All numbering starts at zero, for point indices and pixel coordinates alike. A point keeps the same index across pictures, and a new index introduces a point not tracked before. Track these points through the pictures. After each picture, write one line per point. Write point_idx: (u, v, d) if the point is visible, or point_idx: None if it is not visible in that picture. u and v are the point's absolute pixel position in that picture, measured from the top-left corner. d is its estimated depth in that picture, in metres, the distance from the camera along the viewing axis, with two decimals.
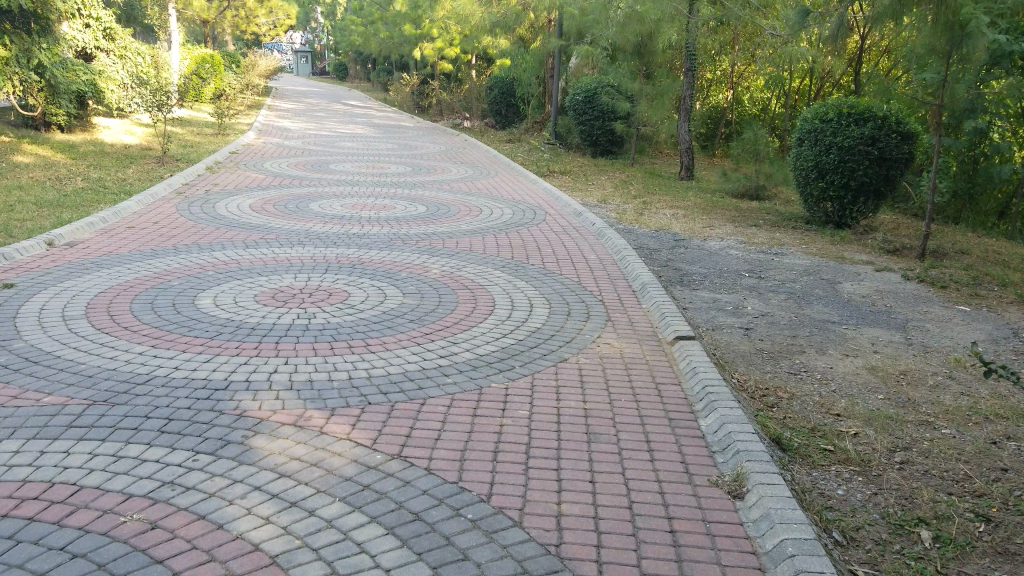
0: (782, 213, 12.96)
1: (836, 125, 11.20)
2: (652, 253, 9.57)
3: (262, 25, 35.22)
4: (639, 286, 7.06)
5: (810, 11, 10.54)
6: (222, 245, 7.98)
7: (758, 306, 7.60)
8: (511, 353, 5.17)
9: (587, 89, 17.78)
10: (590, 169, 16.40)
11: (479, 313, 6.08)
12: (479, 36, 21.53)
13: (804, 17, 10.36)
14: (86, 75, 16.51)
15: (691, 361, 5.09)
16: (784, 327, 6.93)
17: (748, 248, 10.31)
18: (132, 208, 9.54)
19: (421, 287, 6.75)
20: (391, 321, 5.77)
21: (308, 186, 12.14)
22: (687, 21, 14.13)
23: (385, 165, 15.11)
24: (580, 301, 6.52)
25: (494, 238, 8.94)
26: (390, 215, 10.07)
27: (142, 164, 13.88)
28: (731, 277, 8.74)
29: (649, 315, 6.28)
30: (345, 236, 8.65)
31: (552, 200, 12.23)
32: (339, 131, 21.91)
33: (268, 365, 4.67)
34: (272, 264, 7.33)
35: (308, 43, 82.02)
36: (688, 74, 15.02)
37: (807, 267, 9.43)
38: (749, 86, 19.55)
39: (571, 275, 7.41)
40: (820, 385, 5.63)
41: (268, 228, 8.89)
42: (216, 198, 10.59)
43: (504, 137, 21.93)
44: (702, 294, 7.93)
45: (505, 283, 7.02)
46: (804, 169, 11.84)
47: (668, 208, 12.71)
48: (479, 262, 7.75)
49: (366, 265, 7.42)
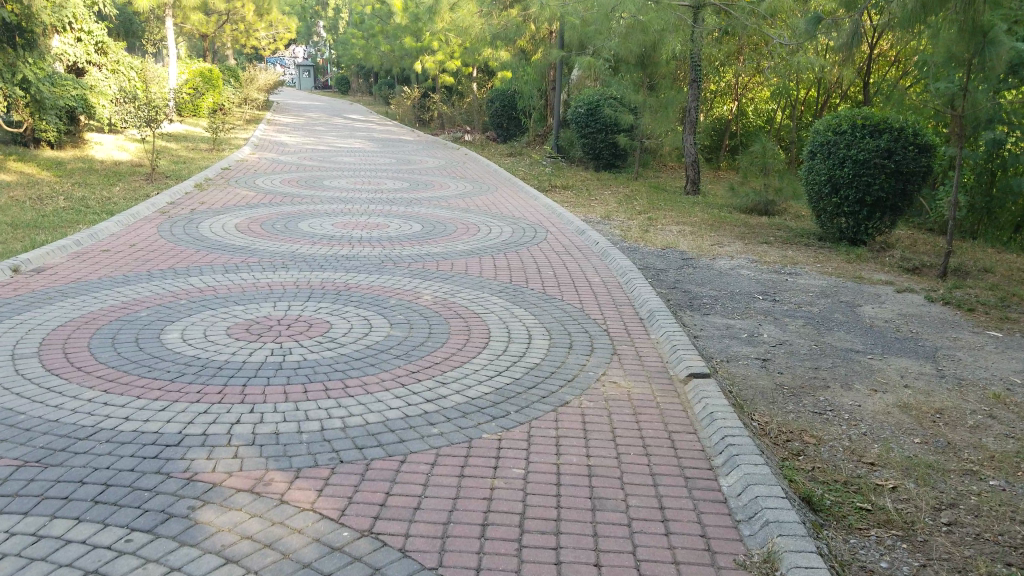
0: (793, 229, 12.45)
1: (851, 137, 10.69)
2: (659, 274, 9.06)
3: (262, 38, 34.87)
4: (647, 313, 6.54)
5: (823, 19, 10.10)
6: (198, 269, 7.52)
7: (775, 333, 7.08)
8: (506, 396, 4.63)
9: (590, 101, 17.23)
10: (594, 184, 15.92)
11: (470, 347, 5.55)
12: (481, 49, 21.16)
13: (816, 26, 9.93)
14: (75, 89, 16.32)
15: (708, 406, 4.54)
16: (804, 358, 6.41)
17: (760, 267, 9.80)
18: (110, 229, 9.04)
19: (409, 316, 6.24)
20: (375, 358, 5.25)
21: (300, 203, 11.65)
22: (693, 30, 13.65)
23: (383, 181, 14.63)
24: (583, 332, 5.99)
25: (492, 259, 8.44)
26: (385, 233, 9.60)
27: (129, 181, 13.46)
28: (744, 300, 8.22)
29: (659, 347, 5.74)
30: (332, 258, 8.16)
31: (554, 217, 11.73)
32: (337, 146, 21.52)
33: (231, 415, 4.31)
34: (250, 290, 6.84)
35: (312, 58, 82.10)
36: (693, 86, 14.54)
37: (823, 288, 8.90)
38: (754, 97, 19.10)
39: (573, 301, 6.89)
40: (849, 427, 5.09)
41: (251, 250, 8.40)
42: (199, 218, 10.11)
43: (507, 151, 21.50)
44: (714, 319, 7.41)
45: (502, 311, 6.50)
46: (817, 183, 11.32)
47: (675, 225, 12.22)
48: (476, 286, 7.23)
49: (352, 291, 6.92)
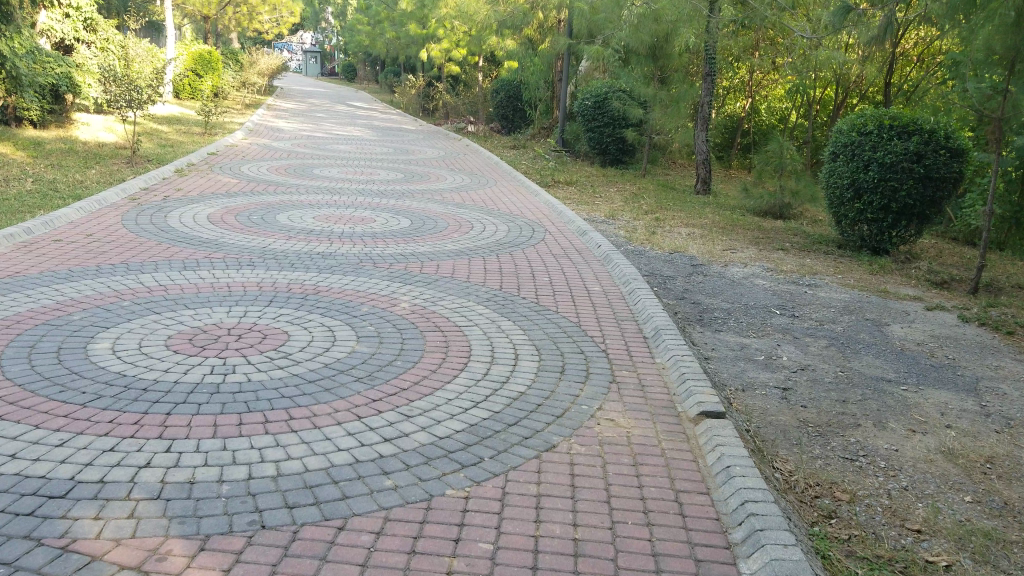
0: (810, 235, 11.64)
1: (877, 137, 9.88)
2: (665, 282, 8.28)
3: (264, 22, 33.90)
4: (651, 332, 5.76)
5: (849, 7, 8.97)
6: (155, 264, 6.72)
7: (794, 356, 6.32)
8: (479, 437, 3.86)
9: (597, 93, 16.43)
10: (599, 180, 15.16)
11: (444, 369, 4.75)
12: (486, 36, 20.33)
13: (842, 16, 8.88)
14: (59, 66, 15.33)
15: (723, 458, 3.74)
16: (830, 390, 5.64)
17: (776, 277, 9.00)
18: (69, 216, 8.21)
19: (380, 328, 5.44)
20: (332, 380, 4.46)
21: (281, 193, 10.87)
22: (708, 21, 12.78)
23: (374, 171, 13.85)
24: (575, 353, 5.19)
25: (482, 262, 7.66)
26: (368, 229, 8.82)
27: (109, 164, 12.69)
28: (760, 314, 7.45)
29: (664, 375, 4.96)
30: (307, 255, 7.40)
31: (553, 215, 10.94)
32: (334, 133, 20.73)
33: (140, 455, 3.45)
34: (207, 292, 6.03)
35: (318, 44, 81.22)
36: (707, 80, 13.77)
37: (847, 303, 8.11)
38: (768, 94, 18.23)
39: (568, 314, 6.10)
40: (886, 479, 4.34)
41: (218, 244, 7.61)
42: (172, 207, 9.31)
43: (510, 143, 20.71)
44: (726, 337, 6.63)
45: (487, 324, 5.71)
46: (838, 187, 10.51)
47: (684, 226, 11.44)
48: (461, 293, 6.46)
49: (322, 295, 6.16)
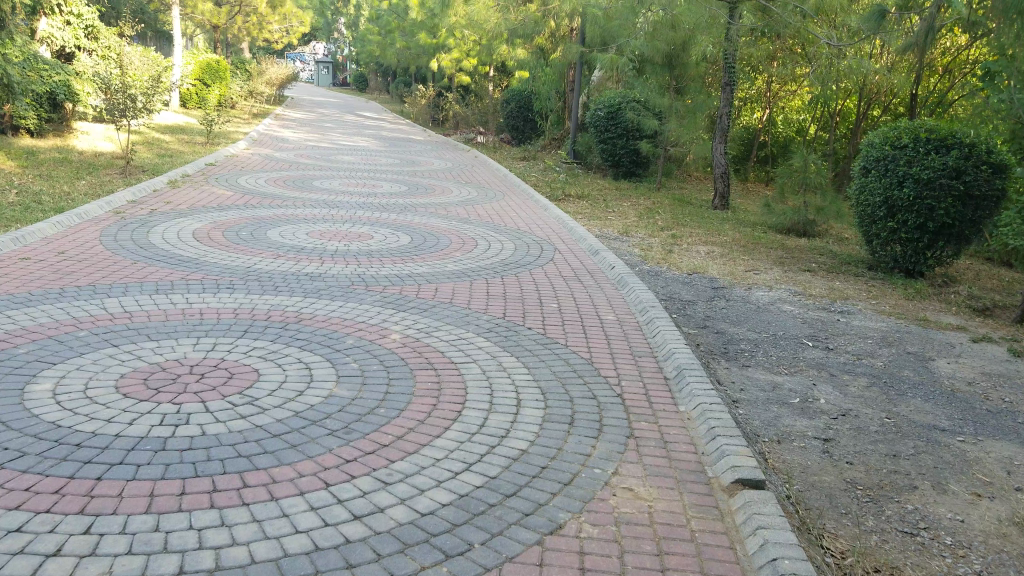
0: (838, 254, 10.93)
1: (912, 153, 9.19)
2: (685, 307, 7.60)
3: (273, 31, 33.39)
4: (672, 372, 5.08)
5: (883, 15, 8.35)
6: (126, 286, 6.11)
7: (833, 399, 5.63)
8: (469, 514, 3.18)
9: (609, 103, 15.75)
10: (611, 194, 14.50)
11: (432, 421, 4.05)
12: (497, 45, 19.77)
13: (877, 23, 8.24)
14: (56, 74, 14.83)
15: (767, 547, 3.06)
16: (877, 443, 4.94)
17: (805, 302, 8.29)
18: (44, 231, 7.62)
19: (365, 365, 4.77)
20: (301, 434, 3.75)
21: (277, 207, 10.28)
22: (727, 28, 12.17)
23: (376, 183, 13.27)
24: (588, 400, 4.49)
25: (485, 285, 7.02)
26: (364, 247, 8.21)
27: (101, 174, 12.14)
28: (790, 346, 6.76)
29: (690, 428, 4.26)
30: (294, 277, 6.78)
31: (563, 231, 10.29)
32: (340, 143, 20.21)
33: (50, 542, 2.82)
34: (176, 319, 5.38)
35: (329, 53, 81.09)
36: (725, 90, 13.14)
37: (885, 333, 7.40)
38: (785, 105, 17.56)
39: (580, 349, 5.41)
40: (957, 561, 3.63)
41: (199, 263, 7.00)
42: (157, 221, 8.73)
43: (519, 155, 20.09)
44: (755, 374, 5.95)
45: (488, 362, 5.04)
46: (870, 204, 9.77)
47: (702, 244, 10.76)
48: (461, 323, 5.81)
49: (305, 324, 5.52)
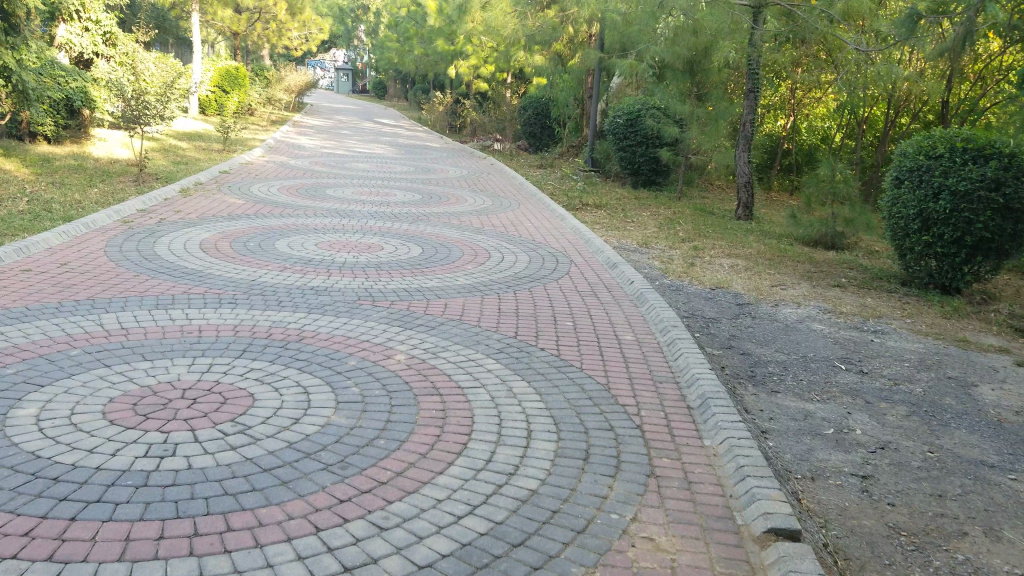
0: (868, 268, 10.48)
1: (948, 163, 8.77)
2: (708, 325, 7.22)
3: (292, 38, 33.48)
4: (696, 401, 4.72)
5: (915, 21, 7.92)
6: (125, 300, 5.88)
7: (870, 430, 5.24)
8: (472, 568, 2.86)
9: (629, 110, 15.41)
10: (631, 204, 14.14)
11: (435, 454, 3.74)
12: (515, 51, 19.51)
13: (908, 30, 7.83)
14: (73, 81, 14.77)
15: None
16: (920, 481, 4.55)
17: (835, 321, 7.88)
18: (48, 241, 7.44)
19: (366, 390, 4.48)
20: (294, 470, 3.45)
21: (289, 216, 10.07)
22: (751, 33, 11.80)
23: (390, 191, 13.04)
24: (604, 432, 4.15)
25: (498, 301, 6.71)
26: (373, 258, 7.95)
27: (114, 182, 12.03)
28: (822, 370, 6.37)
29: (717, 466, 3.91)
30: (299, 291, 6.52)
31: (580, 242, 9.96)
32: (357, 151, 20.05)
33: None
34: (173, 337, 5.14)
35: (350, 61, 81.55)
36: (749, 97, 12.78)
37: (922, 356, 6.98)
38: (810, 112, 17.10)
39: (597, 373, 5.08)
40: None
41: (203, 276, 6.78)
42: (165, 231, 8.54)
43: (538, 162, 19.79)
44: (785, 401, 5.57)
45: (498, 387, 4.71)
46: (903, 217, 9.31)
47: (726, 257, 10.37)
48: (471, 343, 5.50)
49: (307, 343, 5.25)
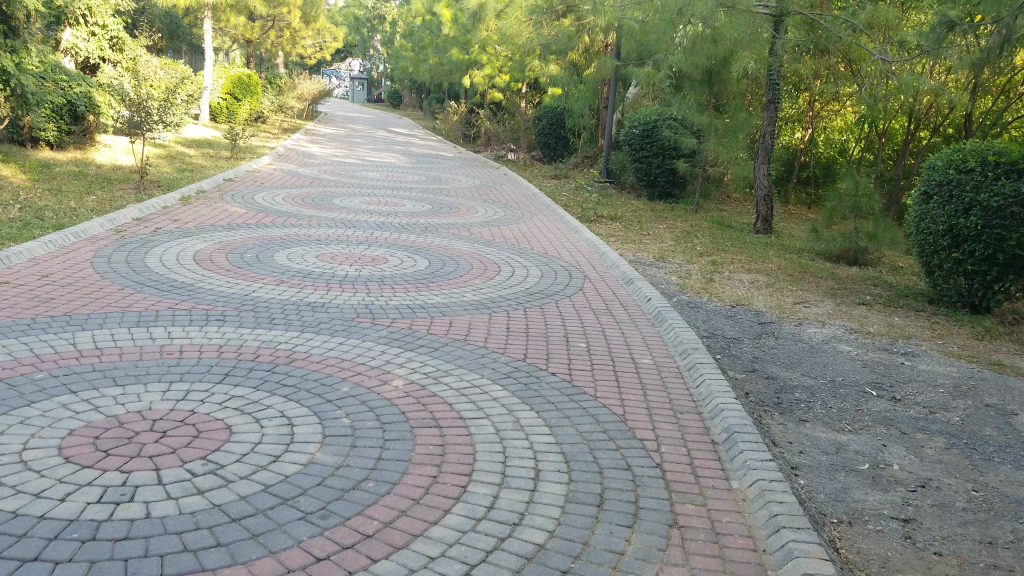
0: (894, 286, 10.02)
1: (981, 177, 8.32)
2: (729, 346, 6.80)
3: (307, 46, 33.34)
4: (721, 436, 4.29)
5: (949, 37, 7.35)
6: (105, 317, 5.53)
7: (908, 466, 4.79)
8: None
9: (645, 121, 15.05)
10: (646, 216, 13.76)
11: (429, 499, 3.34)
12: (529, 60, 19.19)
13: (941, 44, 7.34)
14: (77, 86, 14.50)
15: None
16: (967, 525, 4.10)
17: (862, 341, 7.44)
18: (33, 251, 7.11)
19: (358, 423, 4.09)
20: (267, 519, 3.07)
21: (290, 226, 9.72)
22: (772, 43, 11.38)
23: (398, 201, 12.69)
24: (620, 472, 3.74)
25: (506, 319, 6.32)
26: (376, 272, 7.58)
27: (114, 189, 11.73)
28: (852, 396, 5.93)
29: (747, 513, 3.50)
30: (296, 307, 6.16)
31: (595, 256, 9.56)
32: (367, 159, 19.77)
33: None
34: (153, 359, 4.78)
35: (364, 70, 81.71)
36: (769, 108, 12.42)
37: (957, 381, 6.51)
38: (827, 125, 16.56)
39: (611, 401, 4.66)
40: None
41: (193, 290, 6.42)
42: (157, 241, 8.21)
43: (550, 173, 19.44)
44: (814, 432, 5.14)
45: (503, 419, 4.30)
46: (931, 233, 8.88)
47: (745, 272, 9.95)
48: (475, 366, 5.11)
49: (298, 366, 4.86)
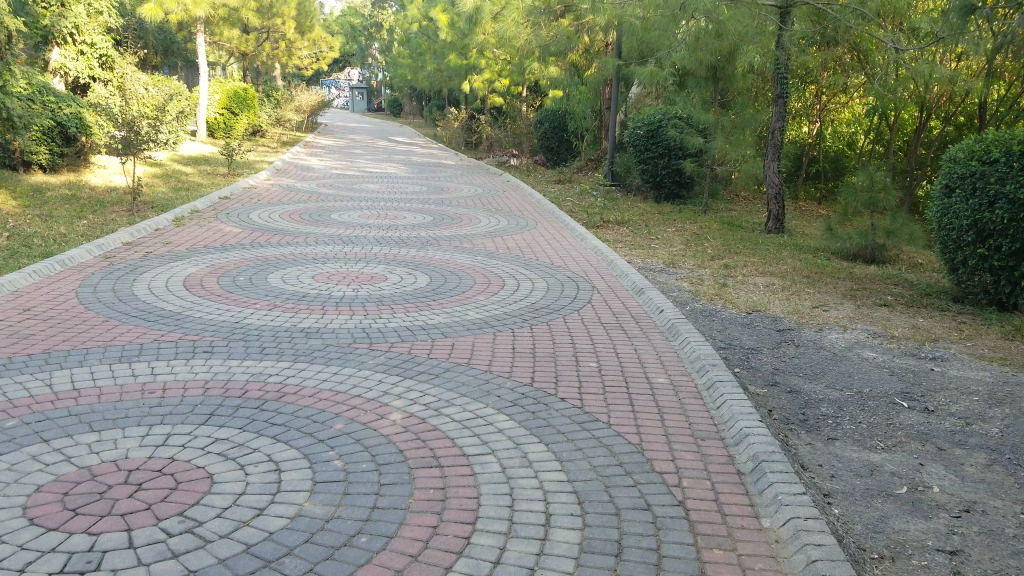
0: (916, 284, 9.64)
1: (1004, 169, 7.94)
2: (747, 358, 6.45)
3: (305, 57, 33.10)
4: (749, 465, 3.96)
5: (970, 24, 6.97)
6: (86, 353, 5.25)
7: (950, 487, 4.43)
8: None
9: (649, 121, 14.73)
10: (653, 219, 13.41)
11: (428, 556, 3.05)
12: (529, 63, 18.86)
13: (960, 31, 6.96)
14: (67, 107, 14.34)
15: None
16: (1020, 555, 3.74)
17: (888, 347, 7.06)
18: (16, 282, 6.86)
19: (351, 464, 3.79)
20: None
21: (286, 245, 9.45)
22: (779, 35, 11.06)
23: (399, 214, 12.42)
24: (638, 514, 3.42)
25: (511, 339, 5.99)
26: (375, 291, 7.28)
27: (108, 212, 11.50)
28: (883, 409, 5.56)
29: (783, 559, 3.18)
30: (291, 334, 5.86)
31: (602, 265, 9.23)
32: (367, 171, 19.51)
33: None
34: (134, 400, 4.50)
35: (365, 80, 81.62)
36: (778, 103, 12.05)
37: (993, 388, 6.12)
38: (834, 118, 16.31)
39: (625, 429, 4.33)
40: None
41: (181, 319, 6.14)
42: (147, 267, 7.96)
43: (555, 177, 19.12)
44: (845, 453, 4.78)
45: (510, 453, 3.98)
46: (955, 228, 8.52)
47: (759, 275, 9.59)
48: (479, 394, 4.79)
49: (289, 402, 4.55)
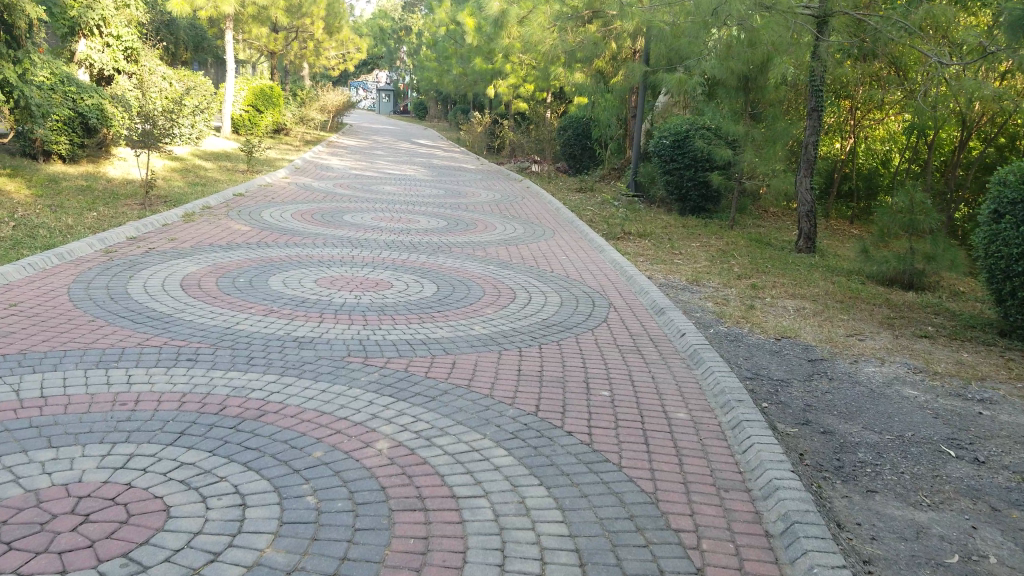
0: (957, 315, 8.99)
1: None
2: (776, 392, 5.91)
3: (331, 58, 32.96)
4: (781, 528, 3.43)
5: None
6: (63, 356, 4.87)
7: (1009, 557, 3.86)
8: None
9: (676, 130, 14.18)
10: (678, 233, 12.87)
11: None
12: (554, 68, 18.41)
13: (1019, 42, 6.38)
14: (88, 98, 14.00)
15: None
16: None
17: (930, 385, 6.46)
18: (8, 275, 6.55)
19: (326, 502, 3.34)
20: None
21: (293, 246, 9.07)
22: (815, 46, 10.50)
23: (413, 218, 12.02)
24: None
25: (518, 359, 5.52)
26: (377, 299, 6.85)
27: (120, 205, 11.23)
28: (928, 458, 4.99)
29: None
30: (280, 344, 5.44)
31: (620, 280, 8.72)
32: (388, 172, 19.18)
33: None
34: (101, 412, 4.10)
35: (393, 82, 81.69)
36: (812, 116, 11.46)
37: None
38: (869, 135, 15.63)
39: (639, 474, 3.83)
40: None
41: (170, 322, 5.76)
42: (147, 264, 7.63)
43: (577, 186, 18.61)
44: (887, 509, 4.23)
45: (506, 498, 3.49)
46: (1003, 257, 7.85)
47: (788, 298, 9.02)
48: (478, 423, 4.31)
49: (268, 423, 4.12)
